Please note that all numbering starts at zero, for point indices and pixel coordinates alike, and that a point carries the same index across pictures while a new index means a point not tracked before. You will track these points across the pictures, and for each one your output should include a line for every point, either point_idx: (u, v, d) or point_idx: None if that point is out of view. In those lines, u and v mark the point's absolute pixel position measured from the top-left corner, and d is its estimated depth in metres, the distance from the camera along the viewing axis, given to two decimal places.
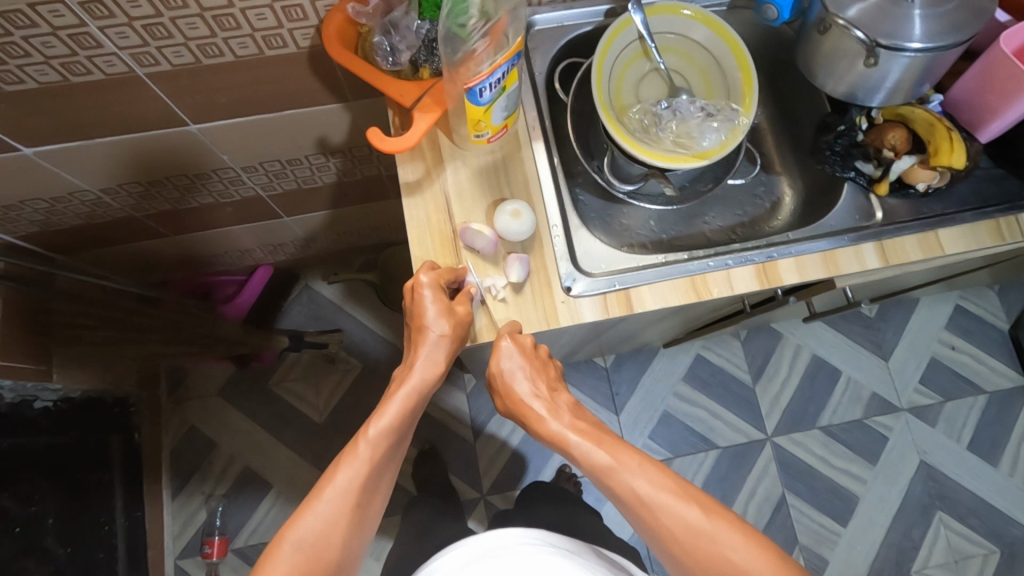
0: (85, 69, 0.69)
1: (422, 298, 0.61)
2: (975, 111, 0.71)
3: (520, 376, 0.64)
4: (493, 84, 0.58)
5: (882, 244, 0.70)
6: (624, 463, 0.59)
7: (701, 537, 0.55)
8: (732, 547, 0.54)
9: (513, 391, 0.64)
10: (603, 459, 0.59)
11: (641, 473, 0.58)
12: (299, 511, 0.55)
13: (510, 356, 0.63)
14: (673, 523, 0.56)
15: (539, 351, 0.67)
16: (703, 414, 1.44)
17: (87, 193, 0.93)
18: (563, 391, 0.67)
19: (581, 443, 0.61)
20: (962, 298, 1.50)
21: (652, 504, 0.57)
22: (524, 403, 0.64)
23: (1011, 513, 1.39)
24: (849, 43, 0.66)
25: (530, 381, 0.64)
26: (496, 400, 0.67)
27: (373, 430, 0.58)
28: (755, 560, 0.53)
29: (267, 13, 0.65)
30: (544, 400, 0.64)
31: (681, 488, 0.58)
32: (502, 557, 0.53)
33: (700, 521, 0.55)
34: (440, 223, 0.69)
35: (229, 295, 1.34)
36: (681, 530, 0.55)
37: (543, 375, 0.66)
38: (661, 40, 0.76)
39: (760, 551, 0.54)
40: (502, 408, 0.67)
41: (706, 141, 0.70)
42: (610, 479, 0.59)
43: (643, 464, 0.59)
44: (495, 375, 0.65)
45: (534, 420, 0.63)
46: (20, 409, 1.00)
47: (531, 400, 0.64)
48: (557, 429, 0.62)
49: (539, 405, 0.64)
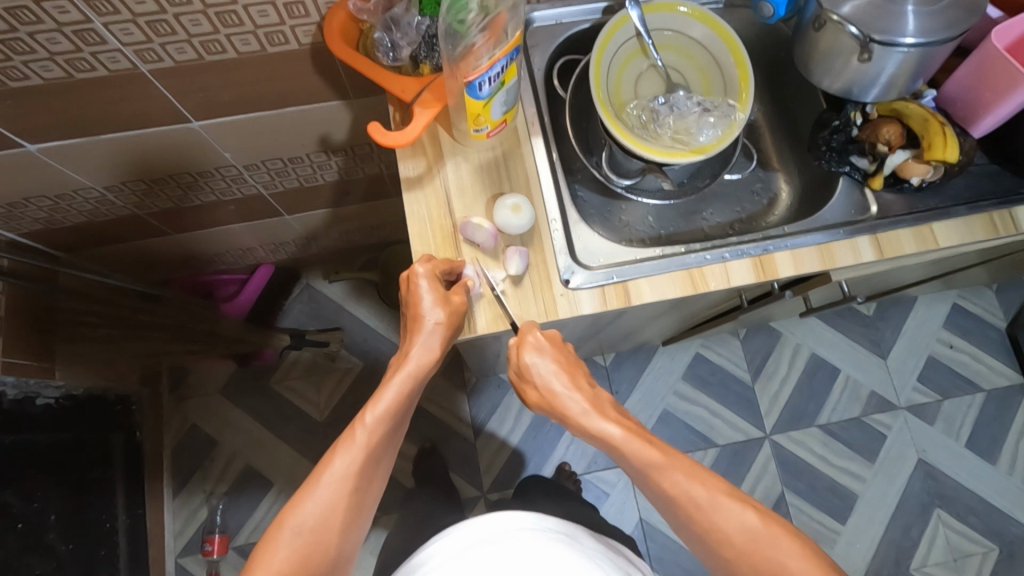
0: (89, 66, 0.70)
1: (418, 288, 0.62)
2: (967, 107, 0.72)
3: (557, 371, 0.64)
4: (492, 78, 0.59)
5: (876, 238, 0.71)
6: (675, 463, 0.59)
7: (758, 542, 0.54)
8: (789, 555, 0.53)
9: (551, 385, 0.64)
10: (655, 456, 0.59)
11: (693, 475, 0.58)
12: (299, 496, 0.56)
13: (538, 350, 0.65)
14: (730, 526, 0.55)
15: (564, 348, 0.68)
16: (702, 413, 1.44)
17: (90, 191, 0.94)
18: (600, 388, 0.67)
19: (627, 439, 0.61)
20: (960, 297, 1.51)
21: (706, 506, 0.57)
22: (564, 398, 0.63)
23: (1010, 511, 1.39)
24: (844, 39, 0.67)
25: (566, 376, 0.64)
26: (530, 395, 0.66)
27: (370, 417, 0.59)
28: (812, 569, 0.52)
29: (270, 10, 0.66)
30: (586, 394, 0.64)
31: (734, 493, 0.58)
32: (502, 542, 0.54)
33: (757, 526, 0.55)
34: (441, 218, 0.70)
35: (230, 294, 1.36)
36: (737, 533, 0.55)
37: (578, 372, 0.66)
38: (659, 37, 0.77)
39: (816, 560, 0.53)
40: (536, 404, 0.66)
41: (703, 136, 0.71)
42: (661, 477, 0.59)
43: (695, 467, 0.59)
44: (532, 370, 0.64)
45: (574, 414, 0.63)
46: (24, 406, 1.00)
47: (571, 395, 0.64)
48: (602, 424, 0.62)
49: (580, 401, 0.63)
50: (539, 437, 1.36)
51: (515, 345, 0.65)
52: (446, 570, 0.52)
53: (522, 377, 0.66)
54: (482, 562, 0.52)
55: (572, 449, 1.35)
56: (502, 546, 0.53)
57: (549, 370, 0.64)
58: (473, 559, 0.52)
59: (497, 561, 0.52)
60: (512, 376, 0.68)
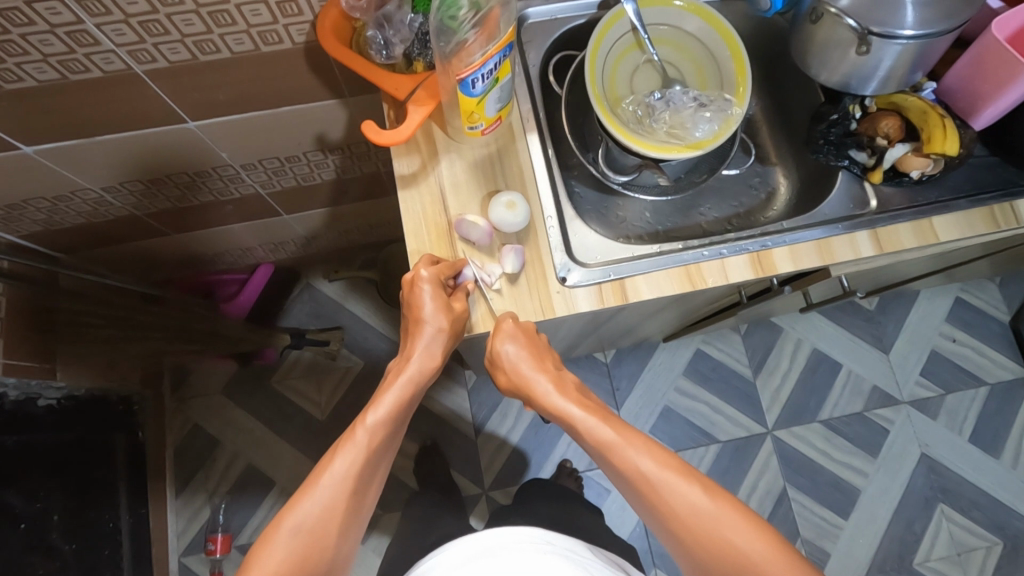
0: (84, 67, 0.70)
1: (420, 291, 0.62)
2: (967, 99, 0.71)
3: (526, 356, 0.64)
4: (485, 75, 0.58)
5: (876, 232, 0.70)
6: (629, 441, 0.60)
7: (705, 518, 0.55)
8: (734, 528, 0.54)
9: (519, 368, 0.64)
10: (610, 435, 0.60)
11: (647, 453, 0.59)
12: (298, 496, 0.56)
13: (512, 339, 0.64)
14: (678, 503, 0.56)
15: (539, 339, 0.67)
16: (703, 409, 1.44)
17: (89, 192, 0.94)
18: (567, 372, 0.68)
19: (586, 419, 0.62)
20: (963, 291, 1.50)
21: (657, 483, 0.57)
22: (529, 379, 0.65)
23: (1014, 505, 1.39)
24: (841, 31, 0.66)
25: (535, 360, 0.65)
26: (499, 379, 0.68)
27: (371, 419, 0.59)
28: (758, 545, 0.53)
29: (262, 9, 0.66)
30: (550, 377, 0.65)
31: (687, 471, 0.58)
32: (499, 555, 0.53)
33: (705, 503, 0.55)
34: (436, 216, 0.69)
35: (231, 294, 1.35)
36: (686, 511, 0.56)
37: (546, 355, 0.66)
38: (654, 32, 0.76)
39: (766, 539, 0.53)
40: (506, 387, 0.68)
41: (698, 131, 0.70)
42: (615, 456, 0.60)
43: (649, 445, 0.60)
44: (500, 357, 0.64)
45: (540, 395, 0.64)
46: (26, 407, 0.99)
47: (537, 377, 0.65)
48: (564, 404, 0.63)
49: (545, 383, 0.64)
50: (539, 435, 1.36)
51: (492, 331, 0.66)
52: None
53: (493, 359, 0.67)
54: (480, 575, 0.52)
55: (573, 446, 1.35)
56: (498, 559, 0.53)
57: (519, 356, 0.64)
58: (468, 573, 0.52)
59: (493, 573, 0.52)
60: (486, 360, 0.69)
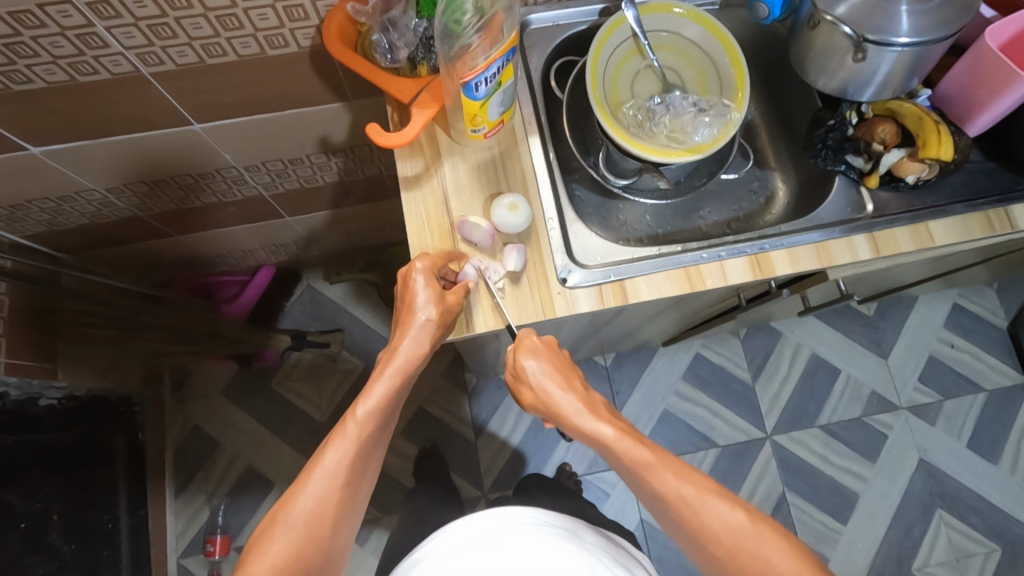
0: (92, 69, 0.71)
1: (413, 283, 0.63)
2: (962, 106, 0.72)
3: (551, 372, 0.64)
4: (488, 79, 0.60)
5: (873, 236, 0.71)
6: (664, 461, 0.60)
7: (746, 541, 0.55)
8: (776, 552, 0.54)
9: (545, 386, 0.64)
10: (644, 455, 0.60)
11: (681, 474, 0.59)
12: (291, 490, 0.56)
13: (533, 352, 0.65)
14: (718, 525, 0.56)
15: (559, 352, 0.68)
16: (703, 413, 1.44)
17: (94, 193, 0.94)
18: (591, 390, 0.67)
19: (619, 440, 0.61)
20: (961, 297, 1.51)
21: (694, 505, 0.57)
22: (557, 399, 0.64)
23: (1012, 511, 1.39)
24: (838, 39, 0.67)
25: (561, 377, 0.65)
26: (524, 397, 0.66)
27: (361, 411, 0.59)
28: (798, 569, 0.54)
29: (269, 13, 0.67)
30: (579, 395, 0.64)
31: (722, 492, 0.58)
32: (501, 538, 0.53)
33: (745, 525, 0.56)
34: (439, 218, 0.70)
35: (233, 295, 1.38)
36: (726, 533, 0.56)
37: (570, 371, 0.66)
38: (655, 37, 0.77)
39: (802, 561, 0.54)
40: (529, 405, 0.67)
41: (698, 136, 0.72)
42: (651, 477, 0.59)
43: (683, 466, 0.60)
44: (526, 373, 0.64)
45: (568, 415, 0.63)
46: (27, 407, 0.99)
47: (565, 396, 0.64)
48: (594, 424, 0.62)
49: (573, 401, 0.64)
50: (539, 438, 1.37)
51: (511, 348, 0.66)
52: (441, 568, 0.52)
53: (518, 379, 0.66)
54: (481, 558, 0.51)
55: (573, 450, 1.36)
56: (501, 542, 0.53)
57: (545, 373, 0.64)
58: (469, 556, 0.52)
59: (494, 558, 0.51)
60: (507, 378, 0.68)
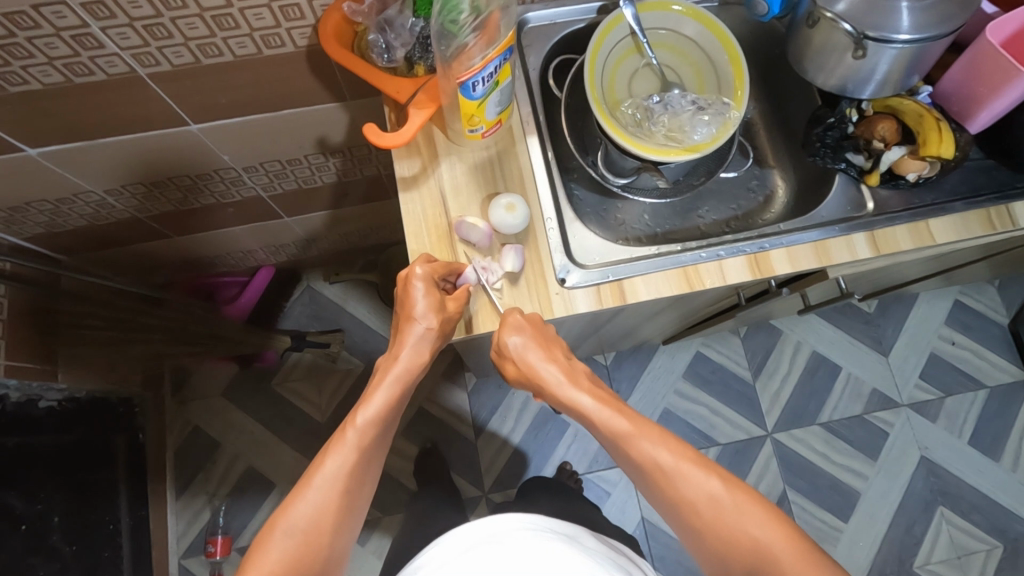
0: (88, 70, 0.70)
1: (412, 289, 0.62)
2: (962, 103, 0.72)
3: (533, 346, 0.63)
4: (485, 79, 0.59)
5: (873, 234, 0.71)
6: (644, 432, 0.61)
7: (722, 507, 0.57)
8: (750, 517, 0.56)
9: (527, 360, 0.63)
10: (625, 426, 0.61)
11: (661, 443, 0.60)
12: (291, 498, 0.57)
13: (518, 329, 0.64)
14: (695, 492, 0.58)
15: (545, 327, 0.66)
16: (703, 412, 1.44)
17: (91, 195, 0.94)
18: (576, 361, 0.68)
19: (599, 410, 0.63)
20: (962, 294, 1.50)
21: (671, 473, 0.59)
22: (540, 372, 0.64)
23: (1014, 508, 1.39)
24: (837, 36, 0.66)
25: (544, 351, 0.64)
26: (507, 370, 0.66)
27: (361, 418, 0.60)
28: (772, 534, 0.55)
29: (265, 13, 0.67)
30: (560, 367, 0.65)
31: (700, 460, 0.60)
32: (504, 543, 0.53)
33: (720, 492, 0.58)
34: (437, 218, 0.70)
35: (233, 296, 1.38)
36: (702, 500, 0.58)
37: (553, 344, 0.66)
38: (653, 35, 0.77)
39: (775, 524, 0.56)
40: (513, 378, 0.67)
41: (697, 134, 0.71)
42: (631, 447, 0.61)
43: (663, 435, 0.61)
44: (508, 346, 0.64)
45: (550, 386, 0.64)
46: (26, 409, 0.99)
47: (547, 368, 0.64)
48: (575, 395, 0.63)
49: (556, 372, 0.64)
50: (539, 438, 1.36)
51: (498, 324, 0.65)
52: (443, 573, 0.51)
53: (501, 352, 0.65)
54: (483, 563, 0.51)
55: (573, 449, 1.36)
56: (503, 547, 0.53)
57: (527, 347, 0.63)
58: (471, 561, 0.52)
59: (498, 562, 0.51)
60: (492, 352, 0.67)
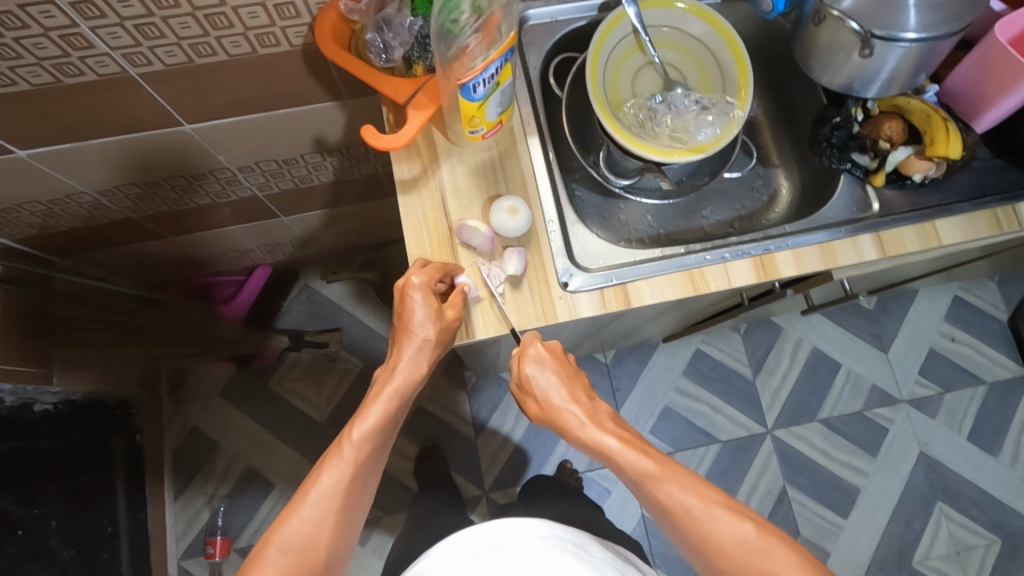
0: (78, 70, 0.69)
1: (411, 300, 0.61)
2: (970, 102, 0.71)
3: (558, 384, 0.64)
4: (486, 80, 0.58)
5: (879, 236, 0.70)
6: (670, 473, 0.58)
7: (754, 554, 0.54)
8: (785, 565, 0.53)
9: (550, 398, 0.64)
10: (649, 467, 0.59)
11: (688, 486, 0.58)
12: (286, 514, 0.56)
13: (538, 362, 0.65)
14: (726, 538, 0.55)
15: (565, 357, 0.67)
16: (703, 409, 1.44)
17: (84, 196, 0.93)
18: (598, 400, 0.66)
19: (624, 450, 0.60)
20: (962, 289, 1.50)
21: (700, 517, 0.56)
22: (562, 411, 0.63)
23: (1013, 504, 1.39)
24: (844, 34, 0.65)
25: (566, 388, 0.64)
26: (530, 408, 0.66)
27: (358, 432, 0.58)
28: None
29: (259, 11, 0.65)
30: (583, 407, 0.63)
31: (730, 504, 0.57)
32: (509, 550, 0.52)
33: (752, 537, 0.54)
34: (437, 220, 0.69)
35: (229, 296, 1.34)
36: (733, 546, 0.55)
37: (577, 383, 0.66)
38: (656, 33, 0.76)
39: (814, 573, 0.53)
40: (536, 417, 0.67)
41: (701, 135, 0.70)
42: (655, 489, 0.58)
43: (690, 478, 0.58)
44: (532, 382, 0.65)
45: (572, 427, 0.63)
46: (22, 412, 0.98)
47: (570, 408, 0.63)
48: (598, 435, 0.62)
49: (578, 413, 0.63)
50: (539, 436, 1.36)
51: (516, 357, 0.65)
52: None
53: (523, 389, 0.66)
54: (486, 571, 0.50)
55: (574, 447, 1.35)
56: (509, 556, 0.52)
57: (549, 383, 0.64)
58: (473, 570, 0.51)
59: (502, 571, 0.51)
60: (514, 388, 0.68)
